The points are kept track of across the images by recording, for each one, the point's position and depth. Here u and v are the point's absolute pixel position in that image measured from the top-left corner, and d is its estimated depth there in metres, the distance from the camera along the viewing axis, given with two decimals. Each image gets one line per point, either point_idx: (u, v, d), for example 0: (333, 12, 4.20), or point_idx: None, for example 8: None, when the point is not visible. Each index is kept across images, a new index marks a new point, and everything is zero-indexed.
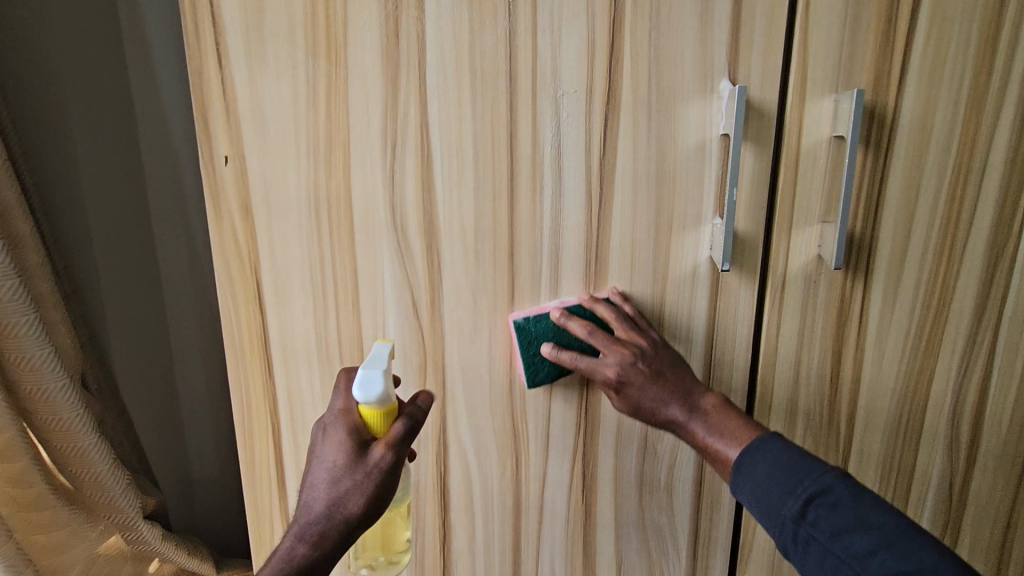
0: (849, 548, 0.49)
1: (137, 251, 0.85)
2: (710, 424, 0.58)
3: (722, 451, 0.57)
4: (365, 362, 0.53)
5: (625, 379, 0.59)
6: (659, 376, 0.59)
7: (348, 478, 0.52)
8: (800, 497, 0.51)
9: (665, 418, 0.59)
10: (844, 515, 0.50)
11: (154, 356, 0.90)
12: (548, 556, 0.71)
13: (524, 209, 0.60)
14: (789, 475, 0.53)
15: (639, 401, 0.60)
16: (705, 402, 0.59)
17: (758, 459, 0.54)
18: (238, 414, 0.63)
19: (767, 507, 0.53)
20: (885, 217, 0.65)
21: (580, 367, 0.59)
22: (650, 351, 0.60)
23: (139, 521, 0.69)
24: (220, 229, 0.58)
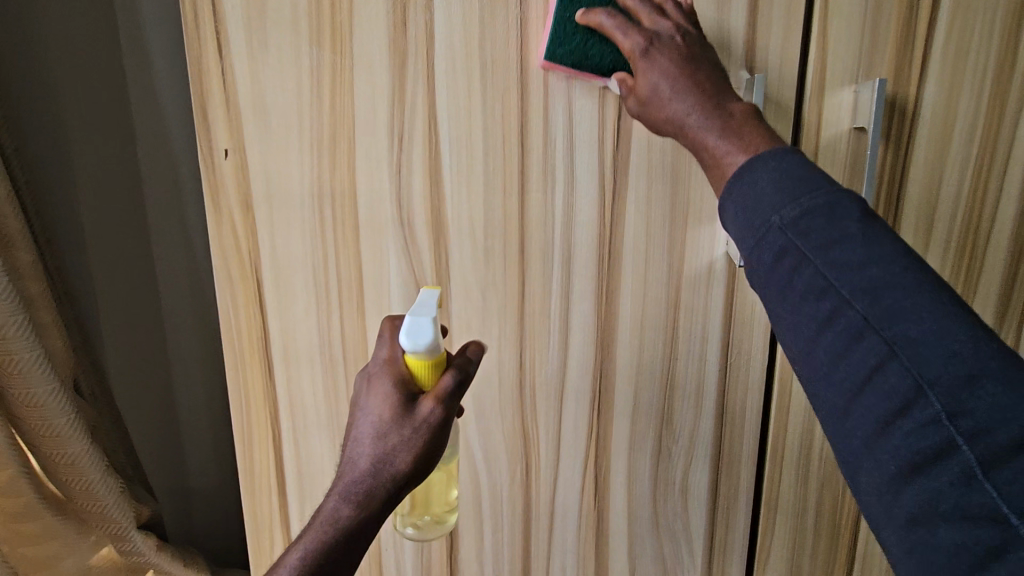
0: (838, 262, 0.38)
1: (134, 255, 0.82)
2: (727, 127, 0.46)
3: (728, 159, 0.45)
4: (413, 309, 0.51)
5: (652, 46, 0.49)
6: (690, 60, 0.49)
7: (395, 432, 0.50)
8: (801, 204, 0.39)
9: (674, 113, 0.48)
10: (843, 227, 0.38)
11: (150, 363, 0.87)
12: (559, 564, 0.69)
13: (535, 203, 0.58)
14: (795, 186, 0.40)
15: (655, 97, 0.49)
16: (733, 107, 0.47)
17: (766, 166, 0.41)
18: (237, 418, 0.60)
19: (756, 216, 0.41)
20: (906, 212, 0.63)
21: (608, 30, 0.50)
22: (692, 68, 0.49)
23: (133, 532, 0.65)
24: (219, 225, 0.55)
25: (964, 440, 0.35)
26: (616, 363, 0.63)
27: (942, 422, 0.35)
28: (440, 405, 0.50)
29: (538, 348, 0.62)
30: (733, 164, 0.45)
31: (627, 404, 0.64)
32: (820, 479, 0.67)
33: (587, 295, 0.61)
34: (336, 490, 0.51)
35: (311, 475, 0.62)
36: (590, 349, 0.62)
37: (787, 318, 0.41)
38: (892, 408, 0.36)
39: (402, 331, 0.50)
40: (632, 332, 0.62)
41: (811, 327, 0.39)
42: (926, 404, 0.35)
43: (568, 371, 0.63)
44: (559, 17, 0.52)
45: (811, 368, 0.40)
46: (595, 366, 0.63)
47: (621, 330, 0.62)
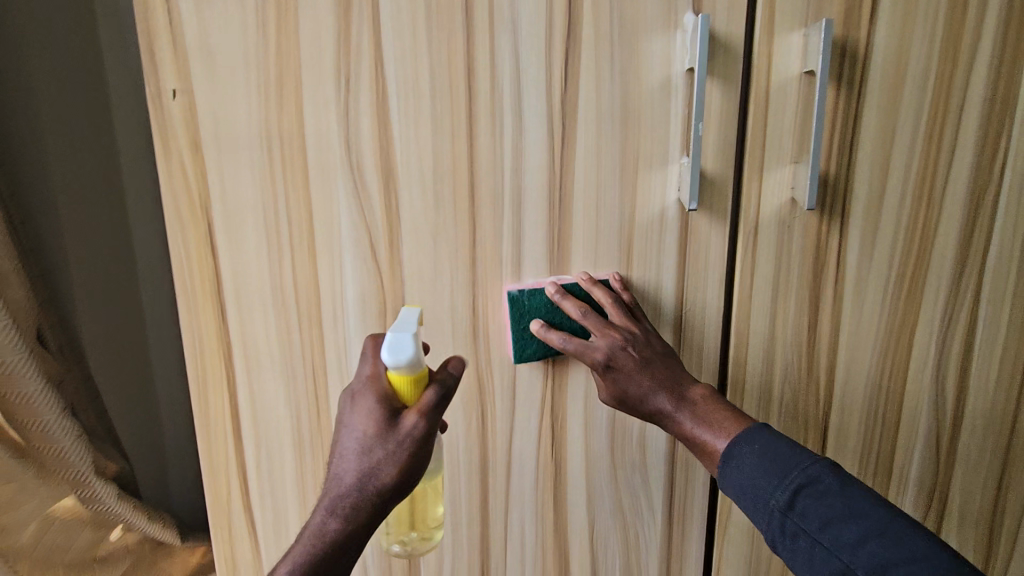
0: (838, 539, 0.49)
1: (110, 217, 0.85)
2: (697, 417, 0.58)
3: (710, 443, 0.57)
4: (394, 328, 0.52)
5: (612, 361, 0.59)
6: (649, 347, 0.60)
7: (380, 448, 0.51)
8: (789, 488, 0.52)
9: (656, 410, 0.59)
10: (831, 502, 0.50)
11: (125, 326, 0.89)
12: (518, 515, 0.69)
13: (484, 147, 0.58)
14: (777, 466, 0.53)
15: (621, 384, 0.59)
16: (693, 392, 0.59)
17: (745, 450, 0.54)
18: (190, 364, 0.61)
19: (756, 500, 0.53)
20: (860, 158, 0.63)
21: (569, 351, 0.59)
22: (642, 338, 0.60)
23: (91, 476, 0.71)
24: (168, 166, 0.56)
25: None
26: (570, 311, 0.63)
27: None
28: (423, 419, 0.51)
29: (491, 295, 0.62)
30: (719, 444, 0.57)
31: None
32: None
33: (539, 242, 0.61)
34: (323, 505, 0.51)
35: (267, 420, 0.63)
36: (543, 296, 0.62)
37: (784, 542, 0.52)
38: None
39: (384, 348, 0.51)
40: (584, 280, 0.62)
41: (823, 569, 0.50)
42: None
43: (521, 318, 0.63)
44: (516, 332, 0.62)
45: (807, 566, 0.51)
46: (548, 314, 0.63)
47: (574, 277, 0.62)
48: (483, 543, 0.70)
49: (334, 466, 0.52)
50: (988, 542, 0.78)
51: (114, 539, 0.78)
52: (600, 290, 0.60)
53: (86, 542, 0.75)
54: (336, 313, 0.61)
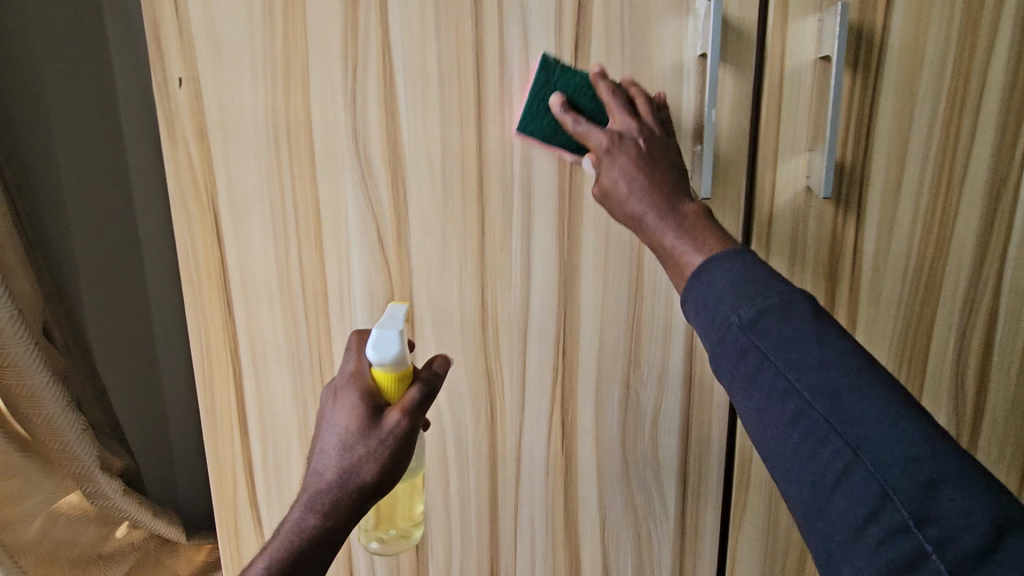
0: (797, 364, 0.41)
1: (117, 212, 0.85)
2: (683, 227, 0.49)
3: (685, 260, 0.48)
4: (380, 324, 0.53)
5: (614, 144, 0.52)
6: (651, 162, 0.51)
7: (360, 443, 0.51)
8: (756, 303, 0.43)
9: (637, 220, 0.51)
10: (799, 331, 0.42)
11: (133, 321, 0.89)
12: (528, 510, 0.68)
13: (492, 136, 0.57)
14: (748, 284, 0.44)
15: (614, 190, 0.52)
16: (685, 208, 0.50)
17: (717, 268, 0.45)
18: (197, 355, 0.60)
19: (715, 312, 0.44)
20: (877, 146, 0.61)
21: (580, 134, 0.53)
22: (654, 165, 0.51)
23: (96, 471, 0.70)
24: (175, 155, 0.56)
25: (930, 549, 0.37)
26: (581, 303, 0.62)
27: (913, 531, 0.37)
28: (405, 417, 0.52)
29: (500, 286, 0.61)
30: (690, 263, 0.48)
31: (592, 345, 0.63)
32: None
33: (548, 233, 0.60)
34: (302, 500, 0.52)
35: (274, 413, 0.62)
36: (553, 287, 0.61)
37: (744, 390, 0.44)
38: (862, 513, 0.39)
39: (369, 345, 0.52)
40: (596, 271, 0.61)
41: (779, 427, 0.42)
42: (894, 509, 0.38)
43: (531, 309, 0.62)
44: (533, 96, 0.55)
45: (760, 419, 0.43)
46: (558, 306, 0.62)
47: (585, 267, 0.61)
48: (491, 539, 0.69)
49: (315, 460, 0.53)
50: None
51: (119, 536, 0.78)
52: (608, 90, 0.53)
53: (93, 537, 0.74)
54: (344, 304, 0.60)
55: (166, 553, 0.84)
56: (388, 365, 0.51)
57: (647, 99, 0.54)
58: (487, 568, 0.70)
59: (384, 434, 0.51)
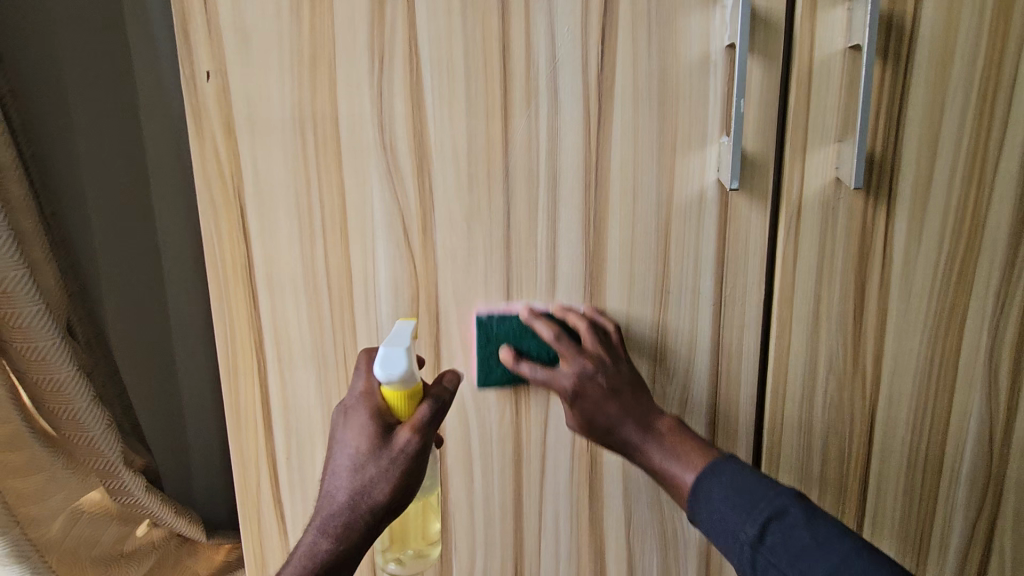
0: (810, 562, 0.52)
1: (135, 212, 0.84)
2: (666, 449, 0.59)
3: (678, 476, 0.58)
4: (387, 341, 0.53)
5: (579, 386, 0.59)
6: (612, 367, 0.59)
7: (371, 465, 0.51)
8: (757, 520, 0.54)
9: (618, 435, 0.60)
10: (800, 533, 0.53)
11: (151, 321, 0.88)
12: (552, 509, 0.67)
13: (518, 128, 0.57)
14: (744, 500, 0.55)
15: (593, 423, 0.60)
16: (660, 423, 0.60)
17: (716, 485, 0.56)
18: (221, 350, 0.60)
19: (726, 530, 0.55)
20: (908, 137, 0.60)
21: (539, 379, 0.60)
22: (613, 367, 0.59)
23: (121, 468, 0.70)
24: (201, 148, 0.55)
25: None
26: (607, 296, 0.62)
27: None
28: (416, 435, 0.52)
29: (526, 280, 0.60)
30: (686, 479, 0.58)
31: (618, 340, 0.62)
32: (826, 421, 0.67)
33: (575, 226, 0.59)
34: (315, 523, 0.52)
35: (298, 409, 0.61)
36: (579, 281, 0.61)
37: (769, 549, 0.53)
38: None
39: (377, 363, 0.52)
40: (622, 264, 0.61)
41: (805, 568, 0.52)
42: None
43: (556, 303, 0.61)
44: (482, 356, 0.62)
45: (789, 559, 0.52)
46: (584, 300, 0.61)
47: (611, 260, 0.61)
48: (515, 538, 0.68)
49: (327, 482, 0.53)
50: None
51: (139, 535, 0.77)
52: (582, 320, 0.60)
53: (113, 536, 0.74)
54: (368, 298, 0.59)
55: (185, 552, 0.83)
56: (395, 386, 0.52)
57: (591, 325, 0.60)
58: (510, 568, 0.69)
59: (395, 455, 0.51)
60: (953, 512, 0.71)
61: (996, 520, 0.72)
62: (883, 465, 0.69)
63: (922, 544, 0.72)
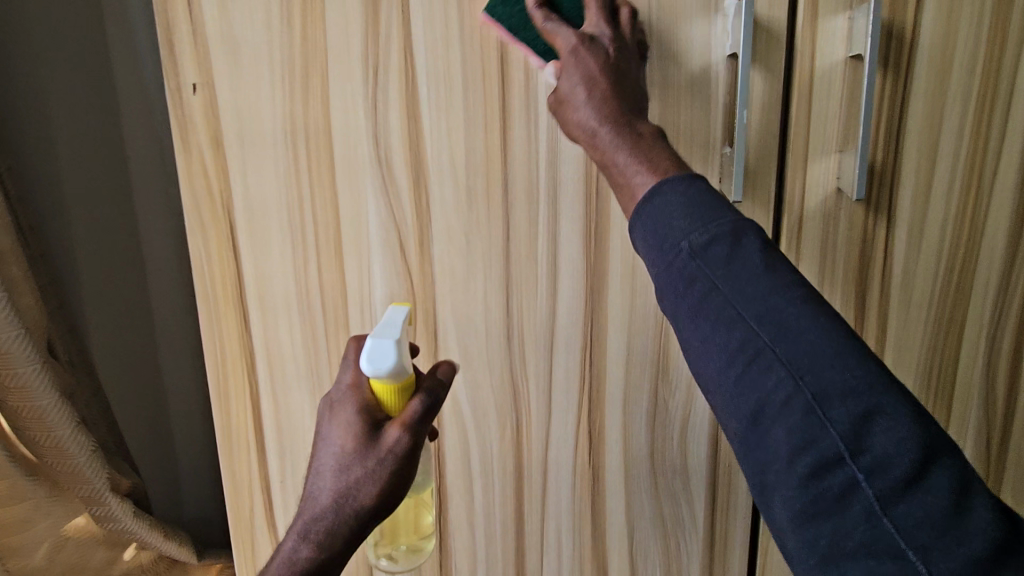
0: (747, 296, 0.39)
1: (117, 224, 0.81)
2: (636, 147, 0.47)
3: (635, 180, 0.46)
4: (376, 331, 0.49)
5: (582, 44, 0.50)
6: (614, 74, 0.50)
7: (356, 464, 0.49)
8: (708, 233, 0.40)
9: (582, 125, 0.50)
10: (750, 262, 0.40)
11: (136, 335, 0.86)
12: (554, 525, 0.66)
13: (518, 141, 0.55)
14: (697, 215, 0.41)
15: (572, 98, 0.50)
16: (641, 127, 0.49)
17: (669, 197, 0.42)
18: (212, 372, 0.57)
19: (664, 240, 0.42)
20: (908, 147, 0.60)
21: (547, 31, 0.51)
22: (627, 57, 0.51)
23: (106, 495, 0.67)
24: (187, 162, 0.53)
25: (883, 511, 0.36)
26: (609, 310, 0.60)
27: (877, 514, 0.36)
28: (405, 434, 0.49)
29: (526, 294, 0.59)
30: (640, 185, 0.46)
31: (620, 355, 0.61)
32: None
33: (575, 239, 0.58)
34: (298, 524, 0.50)
35: (292, 430, 0.60)
36: (579, 295, 0.59)
37: (686, 314, 0.41)
38: (830, 492, 0.36)
39: (365, 355, 0.48)
40: (624, 278, 0.59)
41: (726, 360, 0.40)
42: (862, 495, 0.36)
43: (557, 318, 0.60)
44: None
45: (704, 351, 0.41)
46: (585, 314, 0.60)
47: (612, 274, 0.59)
48: (517, 555, 0.67)
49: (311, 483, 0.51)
50: None
51: (127, 557, 0.73)
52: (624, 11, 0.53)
53: (101, 561, 0.72)
54: (364, 315, 0.58)
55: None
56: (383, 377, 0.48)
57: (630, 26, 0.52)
58: None
59: (382, 452, 0.48)
60: None
61: None
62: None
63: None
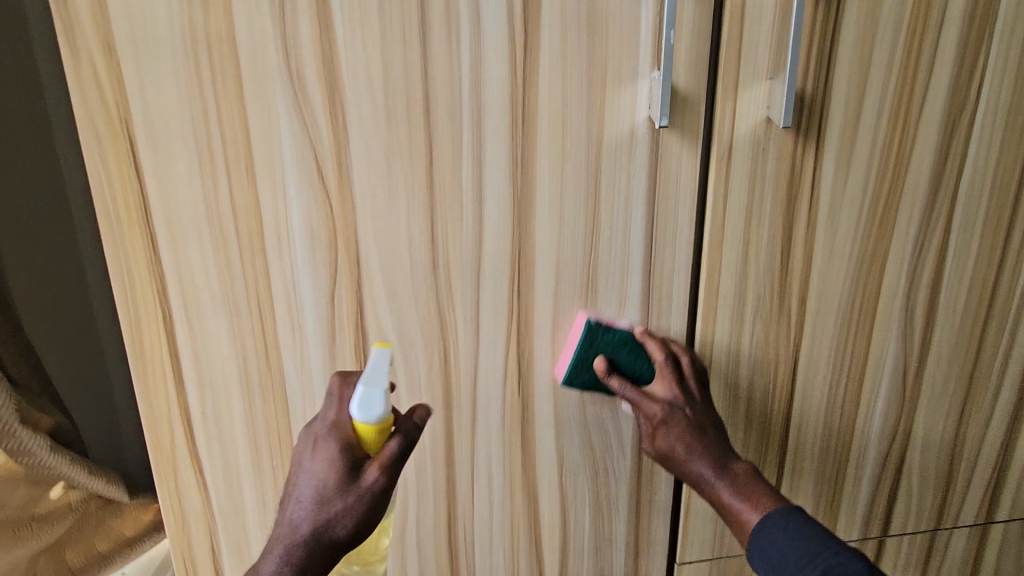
0: None
1: (33, 154, 0.76)
2: (737, 486, 0.60)
3: (743, 512, 0.59)
4: (366, 378, 0.50)
5: (668, 416, 0.61)
6: (702, 431, 0.61)
7: (336, 502, 0.50)
8: (818, 567, 0.55)
9: (694, 475, 0.61)
10: (856, 571, 0.54)
11: (62, 274, 0.82)
12: (484, 454, 0.67)
13: (438, 56, 0.53)
14: (810, 544, 0.56)
15: (673, 455, 0.61)
16: (736, 467, 0.61)
17: (784, 543, 0.57)
18: (120, 299, 0.55)
19: (784, 571, 0.56)
20: (838, 76, 0.60)
21: (628, 397, 0.62)
22: (698, 402, 0.62)
23: (17, 427, 0.65)
24: (77, 70, 0.49)
25: None
26: (536, 238, 0.59)
27: None
28: (385, 474, 0.50)
29: (451, 222, 0.58)
30: (750, 517, 0.59)
31: (548, 285, 0.61)
32: (750, 367, 0.69)
33: (501, 163, 0.57)
34: (274, 552, 0.50)
35: (210, 359, 0.58)
36: (507, 224, 0.59)
37: None
38: None
39: (355, 404, 0.50)
40: (551, 205, 0.59)
41: None
42: None
43: (484, 247, 0.59)
44: (582, 342, 0.62)
45: None
46: (513, 243, 0.59)
47: (539, 201, 0.58)
48: (449, 485, 0.68)
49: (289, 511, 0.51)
50: (949, 473, 0.79)
51: (54, 497, 0.72)
52: (659, 346, 0.62)
53: (21, 500, 0.70)
54: (282, 240, 0.56)
55: (108, 514, 0.78)
56: (373, 428, 0.50)
57: (692, 360, 0.63)
58: (444, 515, 0.69)
59: (364, 493, 0.50)
60: (868, 444, 0.75)
61: (905, 452, 0.76)
62: (804, 402, 0.72)
63: (834, 495, 0.78)
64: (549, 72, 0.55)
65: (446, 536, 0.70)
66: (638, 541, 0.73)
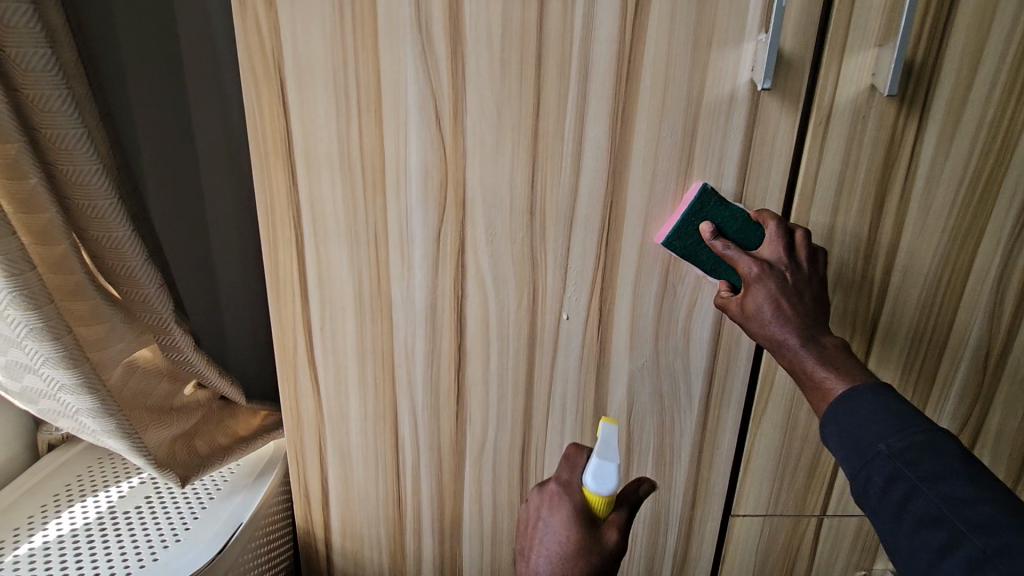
0: (949, 496, 0.47)
1: (173, 99, 0.87)
2: (825, 357, 0.55)
3: (827, 379, 0.55)
4: (599, 450, 0.55)
5: (764, 271, 0.57)
6: (794, 297, 0.57)
7: (579, 558, 0.52)
8: (903, 437, 0.50)
9: (777, 338, 0.57)
10: (949, 464, 0.48)
11: (188, 205, 0.93)
12: (560, 389, 0.72)
13: (554, 13, 0.57)
14: (897, 416, 0.51)
15: (759, 314, 0.57)
16: (826, 341, 0.57)
17: (862, 406, 0.52)
18: (264, 223, 0.64)
19: (858, 440, 0.51)
20: (951, 47, 0.59)
21: (728, 257, 0.59)
22: (798, 273, 0.59)
23: (172, 324, 0.76)
24: (244, 17, 0.57)
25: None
26: (628, 191, 0.63)
27: None
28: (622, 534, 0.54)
29: (551, 170, 0.62)
30: (835, 385, 0.54)
31: (635, 238, 0.65)
32: None
33: (602, 118, 0.60)
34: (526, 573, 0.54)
35: (331, 281, 0.67)
36: (602, 176, 0.63)
37: (875, 494, 0.50)
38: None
39: (589, 472, 0.54)
40: (646, 161, 0.62)
41: (905, 501, 0.49)
42: None
43: (579, 197, 0.63)
44: (685, 218, 0.62)
45: (875, 504, 0.50)
46: (606, 194, 0.63)
47: (635, 158, 0.62)
48: (525, 415, 0.74)
49: (536, 559, 0.55)
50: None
51: (186, 394, 0.85)
52: (771, 221, 0.60)
53: (165, 392, 0.81)
54: (399, 179, 0.62)
55: (226, 415, 0.91)
56: (605, 499, 0.54)
57: (805, 236, 0.61)
58: (519, 442, 0.75)
59: (605, 558, 0.52)
60: (940, 423, 0.76)
61: (979, 433, 0.76)
62: (892, 323, 0.70)
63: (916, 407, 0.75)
64: (656, 31, 0.57)
65: (519, 461, 0.77)
66: (696, 489, 0.78)
